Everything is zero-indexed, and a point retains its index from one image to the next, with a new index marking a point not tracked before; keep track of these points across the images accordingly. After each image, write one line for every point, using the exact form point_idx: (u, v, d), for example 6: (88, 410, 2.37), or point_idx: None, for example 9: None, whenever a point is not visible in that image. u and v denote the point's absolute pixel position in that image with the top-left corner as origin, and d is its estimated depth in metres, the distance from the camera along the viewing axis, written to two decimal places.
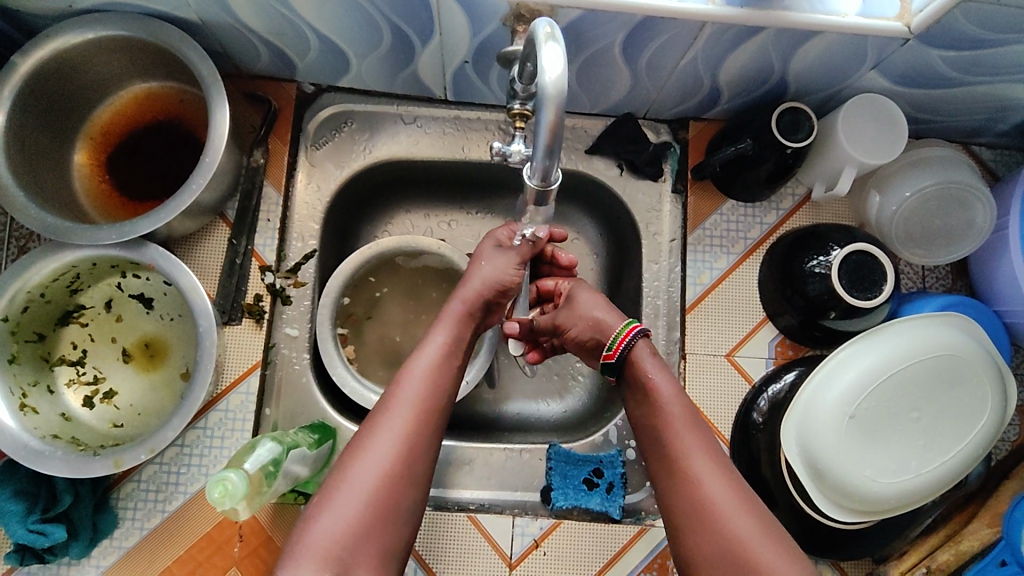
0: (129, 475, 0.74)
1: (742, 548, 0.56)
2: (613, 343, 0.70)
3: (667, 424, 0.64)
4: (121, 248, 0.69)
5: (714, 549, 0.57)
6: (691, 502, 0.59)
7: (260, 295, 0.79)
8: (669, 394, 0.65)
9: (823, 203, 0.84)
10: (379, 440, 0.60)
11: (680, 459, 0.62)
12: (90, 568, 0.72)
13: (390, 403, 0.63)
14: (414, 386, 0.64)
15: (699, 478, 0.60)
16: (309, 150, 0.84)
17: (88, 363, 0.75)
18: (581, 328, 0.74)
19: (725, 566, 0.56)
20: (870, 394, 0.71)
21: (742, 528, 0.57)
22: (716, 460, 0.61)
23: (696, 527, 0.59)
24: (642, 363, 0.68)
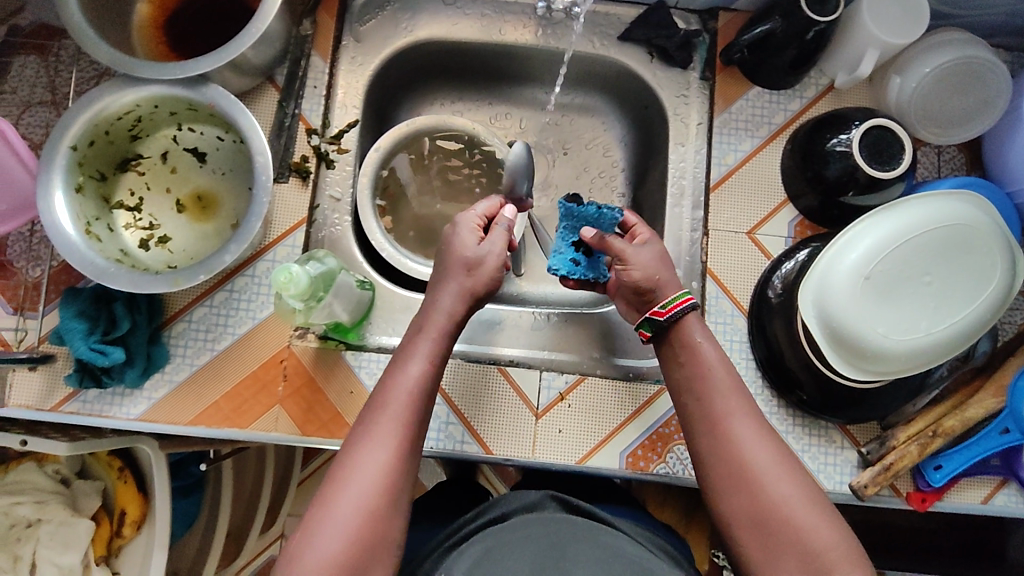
0: (181, 315, 0.78)
1: (784, 513, 0.59)
2: (668, 302, 0.70)
3: (709, 393, 0.66)
4: (184, 87, 0.73)
5: (752, 510, 0.60)
6: (735, 466, 0.62)
7: (306, 156, 0.83)
8: (716, 364, 0.67)
9: (845, 91, 0.88)
10: (362, 466, 0.60)
11: (727, 429, 0.63)
12: (143, 399, 0.77)
13: (370, 429, 0.62)
14: (397, 407, 0.63)
15: (740, 447, 0.62)
16: (355, 27, 0.88)
17: (144, 210, 0.80)
18: (641, 274, 0.71)
19: (763, 528, 0.59)
20: (887, 258, 0.75)
21: (786, 492, 0.60)
22: (759, 425, 0.64)
23: (732, 489, 0.61)
24: (693, 335, 0.69)
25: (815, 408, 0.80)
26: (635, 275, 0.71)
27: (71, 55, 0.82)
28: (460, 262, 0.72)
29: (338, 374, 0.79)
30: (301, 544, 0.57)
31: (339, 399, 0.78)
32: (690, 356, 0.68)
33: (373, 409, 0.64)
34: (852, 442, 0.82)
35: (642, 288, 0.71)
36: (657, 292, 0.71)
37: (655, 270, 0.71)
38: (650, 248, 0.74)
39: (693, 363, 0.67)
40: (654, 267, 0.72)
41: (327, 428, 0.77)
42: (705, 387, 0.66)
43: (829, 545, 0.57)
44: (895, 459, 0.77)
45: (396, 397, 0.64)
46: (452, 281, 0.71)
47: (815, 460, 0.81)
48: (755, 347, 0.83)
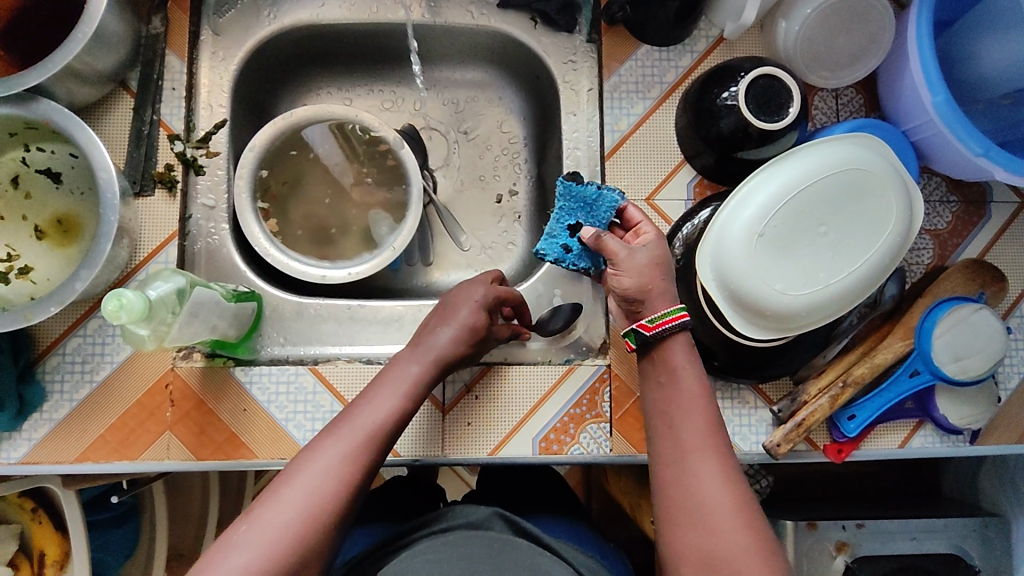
0: (54, 348, 0.74)
1: (709, 518, 0.55)
2: (656, 318, 0.64)
3: (682, 417, 0.61)
4: (12, 105, 0.68)
5: (702, 550, 0.55)
6: (676, 458, 0.59)
7: (171, 164, 0.78)
8: (685, 369, 0.63)
9: (735, 42, 0.85)
10: (303, 484, 0.55)
11: (675, 431, 0.60)
12: (22, 442, 0.72)
13: (322, 446, 0.58)
14: (355, 431, 0.59)
15: (701, 481, 0.57)
16: (213, 20, 0.82)
17: (1, 241, 0.75)
18: (629, 281, 0.65)
19: (692, 531, 0.55)
20: (781, 212, 0.72)
21: (736, 539, 0.54)
22: (711, 432, 0.60)
23: (686, 522, 0.56)
24: (671, 349, 0.64)
25: (727, 373, 0.79)
26: (623, 283, 0.65)
27: None
28: (443, 335, 0.68)
29: (229, 393, 0.75)
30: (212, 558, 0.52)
31: (233, 418, 0.74)
32: (663, 379, 0.63)
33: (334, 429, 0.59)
34: (765, 401, 0.81)
35: (629, 300, 0.65)
36: (645, 302, 0.65)
37: (647, 277, 0.65)
38: (650, 248, 0.67)
39: (666, 368, 0.63)
40: (644, 274, 0.65)
41: (223, 449, 0.74)
42: (668, 391, 0.63)
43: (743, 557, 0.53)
44: (807, 414, 0.76)
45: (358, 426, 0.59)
46: (424, 349, 0.67)
47: (730, 424, 0.80)
48: None
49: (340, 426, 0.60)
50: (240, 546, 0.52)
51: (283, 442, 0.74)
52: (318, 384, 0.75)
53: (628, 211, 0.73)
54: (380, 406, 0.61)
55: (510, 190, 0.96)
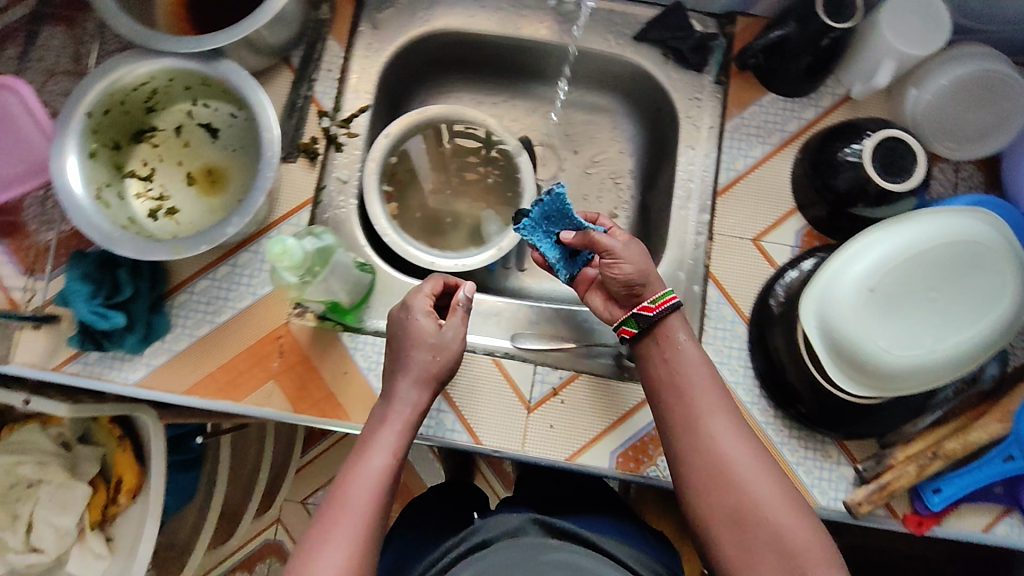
0: (183, 286, 0.79)
1: (729, 470, 0.63)
2: (656, 299, 0.72)
3: (692, 390, 0.68)
4: (199, 61, 0.74)
5: (729, 500, 0.62)
6: (691, 422, 0.67)
7: (316, 138, 0.85)
8: (689, 349, 0.71)
9: (862, 102, 0.87)
10: (336, 533, 0.60)
11: (687, 402, 0.68)
12: (142, 365, 0.78)
13: (339, 499, 0.62)
14: (365, 477, 0.63)
15: (716, 438, 0.65)
16: (372, 14, 0.89)
17: (156, 181, 0.81)
18: (631, 270, 0.71)
19: (718, 483, 0.63)
20: (893, 270, 0.73)
21: (760, 483, 0.63)
22: (721, 396, 0.68)
23: (711, 478, 0.64)
24: (671, 325, 0.72)
25: (813, 421, 0.79)
26: (625, 271, 0.72)
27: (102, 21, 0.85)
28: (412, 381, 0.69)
29: (333, 355, 0.79)
30: None
31: (333, 379, 0.79)
32: (667, 358, 0.70)
33: (346, 476, 0.64)
34: (848, 459, 0.80)
35: (635, 287, 0.72)
36: (646, 287, 0.72)
37: (643, 264, 0.72)
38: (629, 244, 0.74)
39: (670, 346, 0.71)
40: (642, 261, 0.72)
41: (318, 407, 0.78)
42: (673, 374, 0.70)
43: (771, 501, 0.61)
44: (892, 478, 0.75)
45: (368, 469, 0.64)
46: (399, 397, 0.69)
47: (809, 475, 0.79)
48: (755, 356, 0.82)
49: (349, 472, 0.64)
50: None
51: None
52: None
53: (600, 220, 0.81)
54: (382, 447, 0.66)
55: (612, 213, 1.00)
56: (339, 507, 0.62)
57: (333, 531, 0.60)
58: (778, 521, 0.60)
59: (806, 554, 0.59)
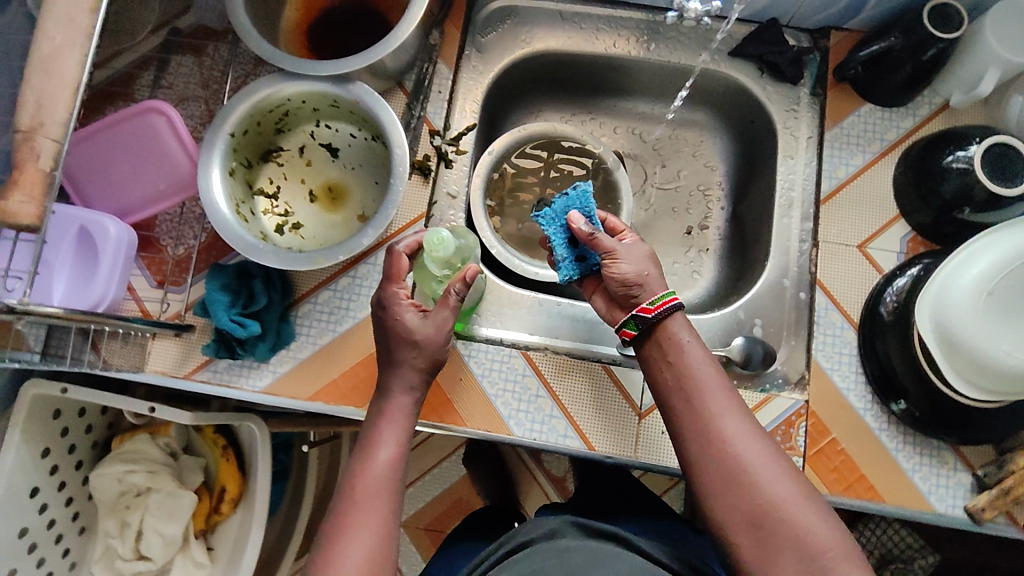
0: (307, 297, 0.83)
1: (748, 477, 0.61)
2: (655, 301, 0.70)
3: (700, 394, 0.66)
4: (332, 83, 0.79)
5: (748, 512, 0.60)
6: (704, 431, 0.64)
7: (428, 155, 0.89)
8: (696, 355, 0.68)
9: (959, 111, 0.88)
10: (369, 496, 0.61)
11: (698, 411, 0.66)
12: (268, 373, 0.81)
13: (364, 465, 0.64)
14: (387, 442, 0.65)
15: (733, 446, 0.63)
16: (477, 39, 0.94)
17: (281, 198, 0.86)
18: (631, 271, 0.71)
19: (736, 492, 0.61)
20: (1008, 274, 0.72)
21: (782, 492, 0.60)
22: (733, 401, 0.66)
23: (729, 491, 0.62)
24: (679, 335, 0.69)
25: (929, 427, 0.79)
26: (624, 270, 0.71)
27: (230, 46, 0.90)
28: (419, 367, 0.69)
29: (449, 362, 0.82)
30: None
31: (451, 385, 0.81)
32: (673, 363, 0.68)
33: (367, 444, 0.65)
34: (965, 465, 0.79)
35: (632, 291, 0.71)
36: (644, 288, 0.71)
37: (643, 267, 0.72)
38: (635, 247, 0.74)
39: (680, 359, 0.68)
40: (642, 264, 0.72)
41: (437, 412, 0.80)
42: (686, 381, 0.67)
43: (793, 511, 0.60)
44: (1016, 483, 0.74)
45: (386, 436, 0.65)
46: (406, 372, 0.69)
47: (926, 481, 0.79)
48: (864, 361, 0.82)
49: (368, 441, 0.66)
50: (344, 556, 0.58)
51: (491, 415, 0.81)
52: (528, 368, 0.82)
53: (611, 221, 0.79)
54: (389, 431, 0.66)
55: (703, 224, 1.02)
56: (365, 472, 0.63)
57: (351, 527, 0.60)
58: (802, 531, 0.59)
59: (829, 553, 0.58)
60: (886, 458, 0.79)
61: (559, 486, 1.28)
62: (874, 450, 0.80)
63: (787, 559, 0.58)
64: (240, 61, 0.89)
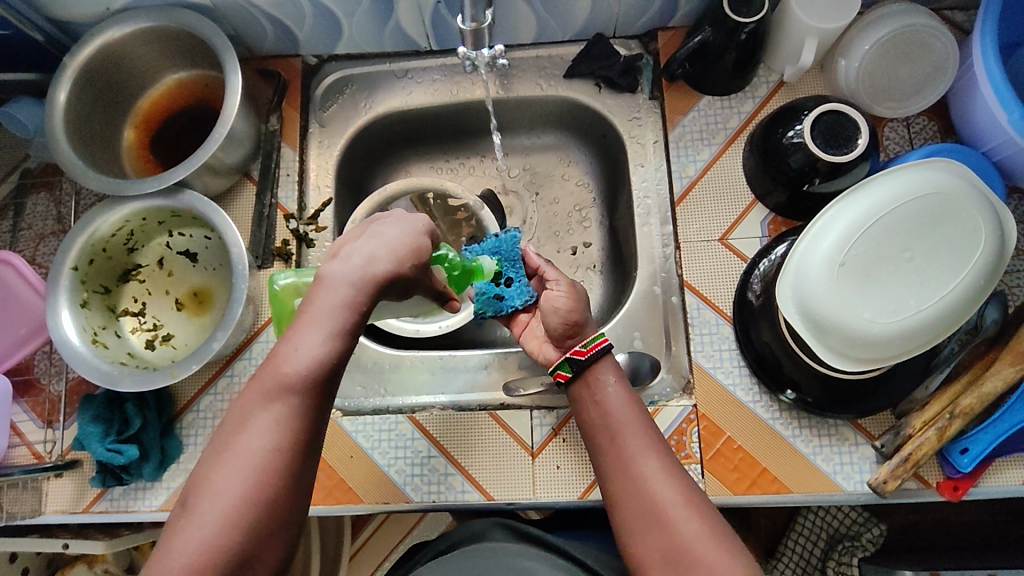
0: (189, 406, 0.83)
1: (661, 513, 0.60)
2: (588, 342, 0.71)
3: (622, 433, 0.66)
4: (162, 197, 0.80)
5: (663, 550, 0.59)
6: (622, 464, 0.64)
7: (287, 239, 0.89)
8: (615, 391, 0.69)
9: (795, 84, 0.88)
10: (248, 447, 0.50)
11: (617, 446, 0.66)
12: (162, 490, 0.81)
13: (251, 413, 0.51)
14: (286, 385, 0.51)
15: (648, 482, 0.62)
16: (318, 114, 0.95)
17: (148, 313, 0.86)
18: (566, 311, 0.73)
19: (648, 528, 0.60)
20: (862, 238, 0.72)
21: (693, 529, 0.59)
22: (653, 439, 0.65)
23: (645, 526, 0.61)
24: (601, 375, 0.70)
25: (821, 408, 0.77)
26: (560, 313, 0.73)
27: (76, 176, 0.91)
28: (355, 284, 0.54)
29: (335, 441, 0.81)
30: (176, 533, 0.49)
31: (341, 465, 0.80)
32: (600, 400, 0.69)
33: (261, 381, 0.52)
34: (866, 437, 0.77)
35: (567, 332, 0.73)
36: (579, 331, 0.72)
37: (578, 308, 0.73)
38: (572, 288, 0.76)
39: (602, 400, 0.69)
40: (576, 307, 0.73)
41: (331, 494, 0.79)
42: (609, 423, 0.67)
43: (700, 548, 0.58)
44: (914, 448, 0.72)
45: (284, 372, 0.51)
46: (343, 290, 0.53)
47: (830, 462, 0.77)
48: (743, 353, 0.81)
49: (268, 368, 0.52)
50: (207, 513, 0.49)
51: (386, 486, 0.79)
52: (417, 431, 0.81)
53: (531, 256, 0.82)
54: (316, 325, 0.52)
55: (585, 244, 1.01)
56: (254, 422, 0.51)
57: (256, 415, 0.51)
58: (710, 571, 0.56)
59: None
60: (784, 447, 0.78)
61: None
62: (771, 442, 0.78)
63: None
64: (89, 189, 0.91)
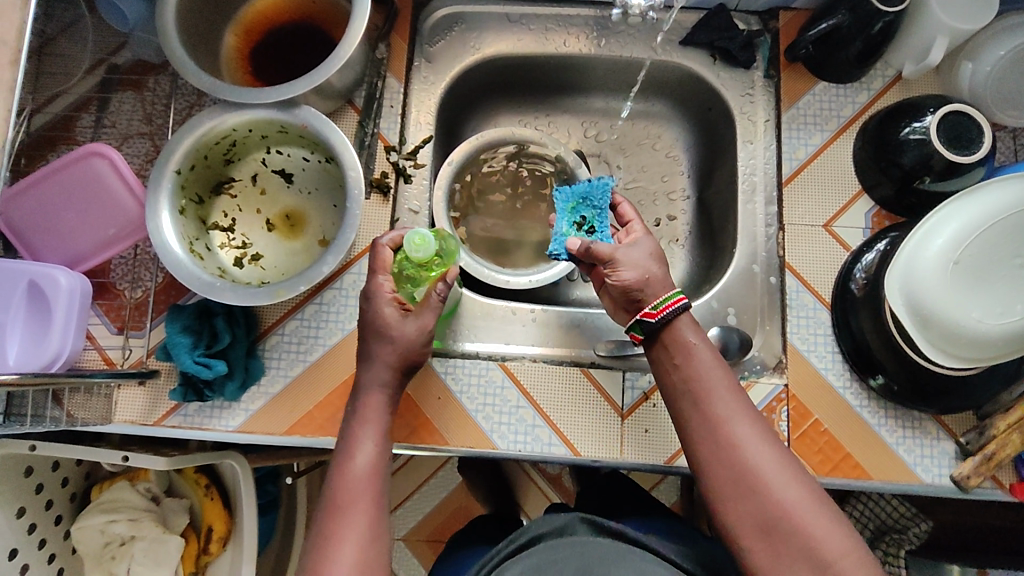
0: (274, 328, 0.82)
1: (758, 478, 0.61)
2: (659, 303, 0.70)
3: (710, 397, 0.66)
4: (278, 110, 0.76)
5: (759, 516, 0.61)
6: (713, 428, 0.64)
7: (386, 172, 0.87)
8: (700, 349, 0.68)
9: (913, 81, 0.88)
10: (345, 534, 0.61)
11: (707, 409, 0.65)
12: (240, 411, 0.80)
13: (341, 507, 0.62)
14: (360, 474, 0.64)
15: (743, 447, 0.63)
16: (425, 48, 0.92)
17: (237, 230, 0.84)
18: (631, 272, 0.71)
19: (743, 493, 0.62)
20: (975, 241, 0.71)
21: (792, 496, 0.60)
22: (742, 404, 0.65)
23: (741, 491, 0.62)
24: (686, 338, 0.69)
25: (906, 399, 0.79)
26: (626, 274, 0.71)
27: (170, 77, 0.87)
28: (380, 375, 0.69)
29: (427, 382, 0.81)
30: None
31: (430, 405, 0.81)
32: (680, 365, 0.68)
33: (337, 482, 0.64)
34: (948, 433, 0.80)
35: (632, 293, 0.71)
36: (646, 290, 0.71)
37: (645, 268, 0.71)
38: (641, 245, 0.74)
39: (688, 363, 0.68)
40: (643, 266, 0.72)
41: (419, 434, 0.80)
42: (696, 387, 0.67)
43: (800, 512, 0.60)
44: (998, 449, 0.74)
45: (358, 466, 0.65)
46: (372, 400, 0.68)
47: (911, 453, 0.80)
48: (840, 339, 0.83)
49: (341, 470, 0.65)
50: None
51: (473, 430, 0.80)
52: (507, 380, 0.82)
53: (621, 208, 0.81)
54: (366, 430, 0.67)
55: (670, 216, 1.01)
56: (343, 513, 0.62)
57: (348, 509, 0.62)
58: (812, 536, 0.59)
59: (841, 562, 0.58)
60: (869, 435, 0.80)
61: (556, 484, 1.29)
62: (857, 429, 0.80)
63: (799, 565, 0.59)
64: (183, 93, 0.87)
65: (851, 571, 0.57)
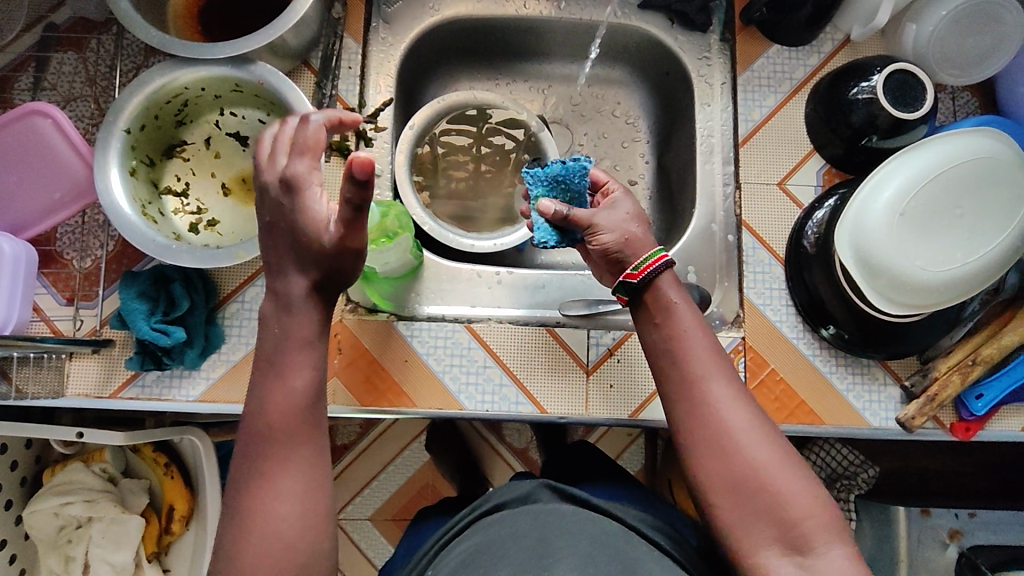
0: (233, 296, 0.79)
1: (729, 437, 0.62)
2: (640, 264, 0.67)
3: (689, 358, 0.65)
4: (231, 67, 0.74)
5: (729, 475, 0.61)
6: (688, 387, 0.64)
7: (346, 135, 0.86)
8: (680, 309, 0.67)
9: (859, 44, 0.92)
10: (277, 499, 0.57)
11: (685, 370, 0.65)
12: (201, 380, 0.77)
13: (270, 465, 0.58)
14: (289, 427, 0.58)
15: (719, 408, 0.63)
16: (383, 9, 0.91)
17: (191, 196, 0.81)
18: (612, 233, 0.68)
19: (716, 452, 0.62)
20: (919, 194, 0.75)
21: (763, 455, 0.61)
22: (721, 365, 0.65)
23: (714, 450, 0.62)
24: (665, 299, 0.67)
25: (856, 346, 0.83)
26: (609, 233, 0.68)
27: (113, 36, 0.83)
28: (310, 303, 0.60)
29: (392, 344, 0.81)
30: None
31: (396, 368, 0.81)
32: (660, 324, 0.67)
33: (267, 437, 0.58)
34: (894, 378, 0.84)
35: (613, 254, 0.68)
36: (627, 251, 0.68)
37: (628, 227, 0.69)
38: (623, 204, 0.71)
39: (669, 325, 0.66)
40: (624, 225, 0.69)
41: (386, 396, 0.80)
42: (677, 347, 0.66)
43: (770, 471, 0.61)
44: (939, 389, 0.79)
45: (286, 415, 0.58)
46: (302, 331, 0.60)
47: (860, 399, 0.84)
48: (793, 293, 0.86)
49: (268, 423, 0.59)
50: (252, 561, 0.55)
51: (439, 391, 0.80)
52: (473, 341, 0.82)
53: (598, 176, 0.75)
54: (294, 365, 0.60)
55: (631, 181, 1.02)
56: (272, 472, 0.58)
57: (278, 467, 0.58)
58: (778, 494, 0.60)
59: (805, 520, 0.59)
60: (821, 383, 0.84)
61: (524, 457, 1.28)
62: (811, 377, 0.84)
63: (762, 521, 0.59)
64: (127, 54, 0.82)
65: (814, 528, 0.58)
